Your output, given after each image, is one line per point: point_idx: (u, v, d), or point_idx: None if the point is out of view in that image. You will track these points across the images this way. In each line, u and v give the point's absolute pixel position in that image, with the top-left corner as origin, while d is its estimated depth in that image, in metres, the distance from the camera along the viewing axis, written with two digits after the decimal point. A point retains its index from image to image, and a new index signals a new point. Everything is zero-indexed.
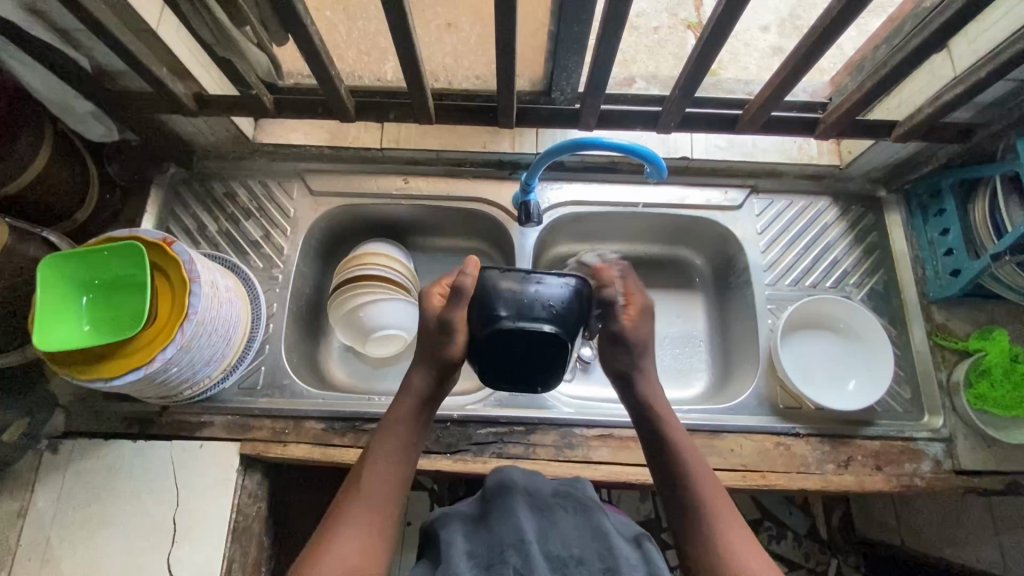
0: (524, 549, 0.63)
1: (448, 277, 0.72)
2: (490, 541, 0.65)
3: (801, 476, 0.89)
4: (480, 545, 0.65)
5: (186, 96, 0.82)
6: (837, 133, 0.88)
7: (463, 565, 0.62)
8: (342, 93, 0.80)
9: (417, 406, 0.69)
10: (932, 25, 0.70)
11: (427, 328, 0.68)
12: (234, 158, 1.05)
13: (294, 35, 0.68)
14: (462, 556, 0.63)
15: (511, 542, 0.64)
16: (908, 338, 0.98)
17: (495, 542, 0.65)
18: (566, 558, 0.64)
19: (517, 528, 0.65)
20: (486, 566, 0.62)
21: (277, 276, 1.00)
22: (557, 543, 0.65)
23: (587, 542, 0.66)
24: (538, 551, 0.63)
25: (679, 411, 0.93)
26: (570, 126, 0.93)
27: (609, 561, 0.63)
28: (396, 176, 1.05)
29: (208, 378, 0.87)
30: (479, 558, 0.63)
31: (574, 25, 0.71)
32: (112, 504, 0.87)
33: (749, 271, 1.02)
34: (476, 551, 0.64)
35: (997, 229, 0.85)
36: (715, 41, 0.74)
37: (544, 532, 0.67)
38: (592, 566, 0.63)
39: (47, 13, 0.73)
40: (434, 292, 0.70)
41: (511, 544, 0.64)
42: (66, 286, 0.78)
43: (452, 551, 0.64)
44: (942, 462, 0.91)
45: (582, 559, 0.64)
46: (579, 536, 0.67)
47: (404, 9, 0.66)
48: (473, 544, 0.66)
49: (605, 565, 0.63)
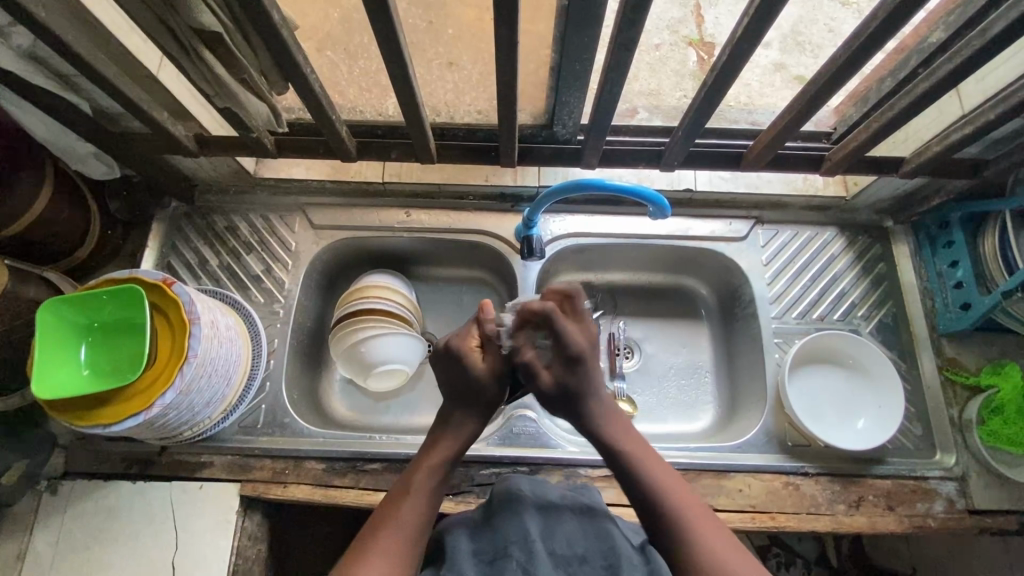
0: (529, 546, 0.60)
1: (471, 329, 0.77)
2: (494, 539, 0.62)
3: (811, 517, 0.87)
4: (484, 542, 0.63)
5: (186, 138, 0.82)
6: (844, 169, 0.87)
7: (466, 564, 0.60)
8: (343, 133, 0.80)
9: (457, 449, 0.72)
10: (941, 68, 0.69)
11: (475, 379, 0.73)
12: (235, 192, 1.05)
13: (294, 82, 0.68)
14: (466, 556, 0.61)
15: (515, 539, 0.61)
16: (918, 372, 0.96)
17: (498, 539, 0.62)
18: (570, 556, 0.61)
19: (522, 526, 0.63)
20: (488, 563, 0.60)
21: (278, 311, 0.99)
22: (561, 541, 0.62)
23: (592, 541, 0.63)
24: (543, 548, 0.61)
25: (687, 449, 0.91)
26: (572, 163, 0.93)
27: (612, 560, 0.61)
28: (398, 210, 1.04)
29: (208, 419, 0.86)
30: (484, 555, 0.61)
31: (576, 65, 0.70)
32: (109, 548, 0.85)
33: (756, 303, 1.00)
34: (480, 548, 0.62)
35: (1009, 265, 0.84)
36: (720, 84, 0.73)
37: (549, 528, 0.64)
38: (595, 566, 0.60)
39: (46, 61, 0.73)
40: (472, 345, 0.75)
41: (515, 542, 0.61)
42: (64, 332, 0.78)
43: (454, 551, 0.62)
44: (956, 502, 0.89)
45: (586, 558, 0.61)
46: (584, 534, 0.64)
47: (403, 57, 0.66)
48: (477, 543, 0.63)
49: (609, 565, 0.60)
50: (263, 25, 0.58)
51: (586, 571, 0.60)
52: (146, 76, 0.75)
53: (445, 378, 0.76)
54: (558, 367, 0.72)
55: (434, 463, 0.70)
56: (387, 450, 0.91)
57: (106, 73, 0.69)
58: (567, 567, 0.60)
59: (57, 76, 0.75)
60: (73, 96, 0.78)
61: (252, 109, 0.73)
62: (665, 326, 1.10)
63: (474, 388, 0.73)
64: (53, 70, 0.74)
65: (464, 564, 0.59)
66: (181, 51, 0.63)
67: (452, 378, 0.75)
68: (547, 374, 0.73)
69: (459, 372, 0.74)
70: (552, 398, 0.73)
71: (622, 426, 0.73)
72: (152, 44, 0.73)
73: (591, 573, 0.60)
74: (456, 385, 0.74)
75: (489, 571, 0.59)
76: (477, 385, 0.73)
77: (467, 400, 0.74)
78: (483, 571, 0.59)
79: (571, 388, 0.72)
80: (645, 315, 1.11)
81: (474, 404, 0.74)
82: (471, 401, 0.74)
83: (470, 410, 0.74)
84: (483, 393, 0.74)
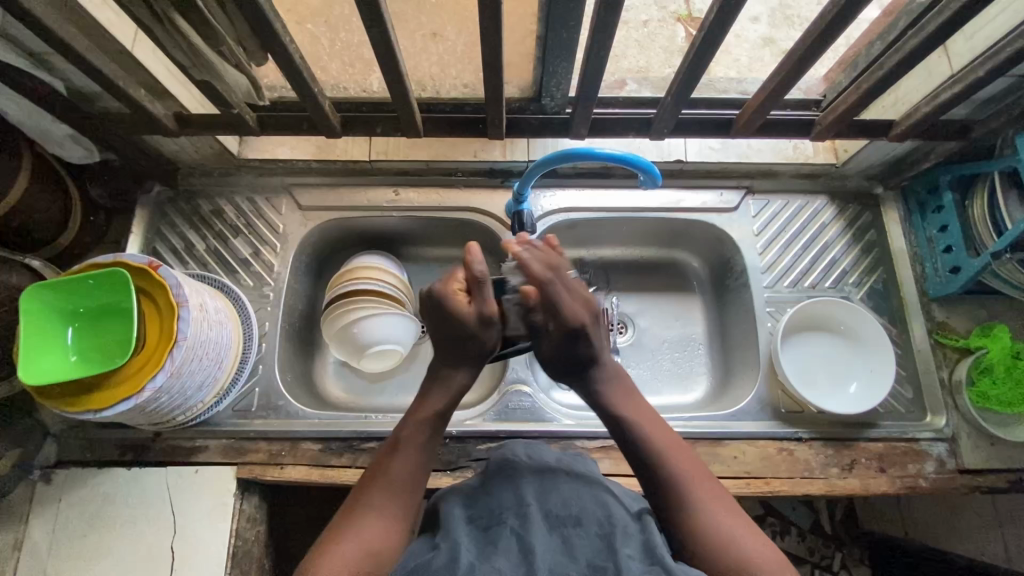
0: (523, 512, 0.60)
1: (454, 274, 0.75)
2: (489, 505, 0.63)
3: (805, 481, 0.88)
4: (479, 509, 0.63)
5: (165, 116, 0.81)
6: (834, 133, 0.87)
7: (460, 529, 0.60)
8: (327, 109, 0.79)
9: (445, 404, 0.73)
10: (929, 26, 0.68)
11: (463, 326, 0.72)
12: (220, 174, 1.03)
13: (273, 53, 0.66)
14: (460, 522, 0.61)
15: (509, 506, 0.62)
16: (909, 337, 0.97)
17: (493, 507, 0.62)
18: (565, 518, 0.60)
19: (517, 492, 0.63)
20: (483, 529, 0.60)
21: (268, 294, 0.98)
22: (556, 502, 0.62)
23: (588, 503, 0.62)
24: (537, 511, 0.61)
25: (682, 418, 0.92)
26: (561, 134, 0.91)
27: (606, 527, 0.60)
28: (386, 189, 1.03)
29: (201, 403, 0.85)
30: (478, 520, 0.61)
31: (562, 32, 0.68)
32: (107, 534, 0.85)
33: (748, 274, 1.00)
34: (475, 515, 0.62)
35: (997, 226, 0.84)
36: (707, 49, 0.71)
37: (545, 492, 0.64)
38: (589, 531, 0.59)
39: (17, 37, 0.70)
40: (457, 289, 0.74)
41: (509, 508, 0.61)
42: (49, 318, 0.77)
43: (448, 516, 0.62)
44: (946, 462, 0.90)
45: (581, 520, 0.60)
46: (580, 497, 0.63)
47: (386, 25, 0.64)
48: (473, 509, 0.63)
49: (603, 531, 0.59)
50: None
51: (580, 535, 0.59)
52: (121, 53, 0.73)
53: (434, 327, 0.75)
54: (586, 318, 0.75)
55: (423, 418, 0.71)
56: (383, 429, 0.91)
57: (78, 48, 0.67)
58: (561, 530, 0.59)
59: (29, 54, 0.73)
60: (47, 75, 0.76)
61: (231, 81, 0.73)
62: (657, 301, 1.10)
63: (463, 336, 0.73)
64: (24, 47, 0.72)
65: (459, 530, 0.60)
66: (156, 22, 0.62)
67: (441, 325, 0.74)
68: (551, 339, 0.75)
69: (447, 318, 0.73)
70: (558, 359, 0.75)
71: (632, 401, 0.74)
72: (125, 17, 0.71)
73: (585, 536, 0.59)
74: (448, 333, 0.74)
75: (484, 537, 0.59)
76: (467, 334, 0.73)
77: (455, 351, 0.75)
78: (475, 537, 0.59)
79: (582, 356, 0.75)
80: (638, 289, 1.11)
81: (463, 354, 0.75)
82: (460, 351, 0.74)
83: (456, 364, 0.75)
84: (473, 340, 0.74)
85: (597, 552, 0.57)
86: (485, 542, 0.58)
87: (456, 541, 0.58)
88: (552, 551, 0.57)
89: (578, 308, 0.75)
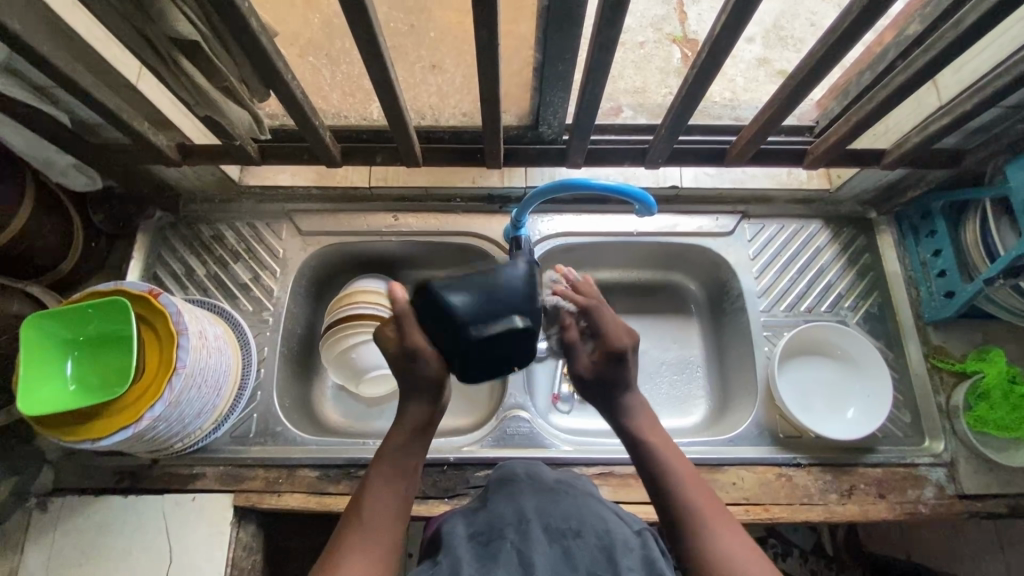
0: (523, 527, 0.60)
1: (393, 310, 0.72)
2: (490, 522, 0.63)
3: (804, 508, 0.88)
4: (480, 526, 0.63)
5: (169, 147, 0.82)
6: (826, 162, 0.88)
7: (461, 546, 0.60)
8: (327, 139, 0.80)
9: (415, 433, 0.69)
10: (915, 63, 0.70)
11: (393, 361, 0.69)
12: (221, 200, 1.04)
13: (276, 90, 0.68)
14: (461, 538, 0.61)
15: (508, 521, 0.62)
16: (906, 361, 0.97)
17: (494, 522, 0.62)
18: (565, 530, 0.61)
19: (518, 508, 0.64)
20: (483, 543, 0.60)
21: (268, 319, 0.98)
22: (556, 516, 0.62)
23: (589, 517, 0.63)
24: (537, 525, 0.61)
25: (680, 444, 0.92)
26: (558, 162, 0.93)
27: (606, 539, 0.60)
28: (385, 214, 1.04)
29: (199, 429, 0.85)
30: (479, 537, 0.61)
31: (559, 65, 0.70)
32: (101, 563, 0.84)
33: (744, 297, 1.01)
34: (475, 531, 0.62)
35: (989, 251, 0.85)
36: (700, 84, 0.73)
37: (545, 506, 0.64)
38: (588, 541, 0.60)
39: (23, 71, 0.72)
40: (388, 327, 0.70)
41: (510, 524, 0.61)
42: (50, 346, 0.77)
43: (449, 535, 0.62)
44: (945, 487, 0.90)
45: (581, 532, 0.60)
46: (580, 511, 0.64)
47: (386, 63, 0.66)
48: (473, 526, 0.63)
49: (602, 544, 0.59)
50: (243, 33, 0.58)
51: (579, 545, 0.59)
52: (126, 86, 0.74)
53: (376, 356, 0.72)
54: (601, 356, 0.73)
55: (393, 452, 0.68)
56: None
57: (83, 83, 0.69)
58: (561, 541, 0.59)
59: (35, 88, 0.74)
60: (52, 108, 0.77)
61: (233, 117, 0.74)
62: (655, 324, 1.11)
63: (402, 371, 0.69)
64: (29, 82, 0.73)
65: (460, 548, 0.59)
66: (159, 62, 0.63)
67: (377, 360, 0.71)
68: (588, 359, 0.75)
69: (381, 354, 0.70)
70: (589, 383, 0.74)
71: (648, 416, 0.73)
72: (130, 53, 0.72)
73: (584, 548, 0.59)
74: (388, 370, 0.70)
75: (485, 552, 0.59)
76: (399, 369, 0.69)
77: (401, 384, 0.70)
78: (477, 551, 0.59)
79: (607, 378, 0.73)
80: (635, 311, 1.12)
81: (414, 386, 0.69)
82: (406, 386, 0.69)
83: (415, 394, 0.69)
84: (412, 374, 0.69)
85: (595, 563, 0.57)
86: (486, 555, 0.58)
87: (458, 559, 0.57)
88: (553, 563, 0.57)
89: (603, 344, 0.73)
